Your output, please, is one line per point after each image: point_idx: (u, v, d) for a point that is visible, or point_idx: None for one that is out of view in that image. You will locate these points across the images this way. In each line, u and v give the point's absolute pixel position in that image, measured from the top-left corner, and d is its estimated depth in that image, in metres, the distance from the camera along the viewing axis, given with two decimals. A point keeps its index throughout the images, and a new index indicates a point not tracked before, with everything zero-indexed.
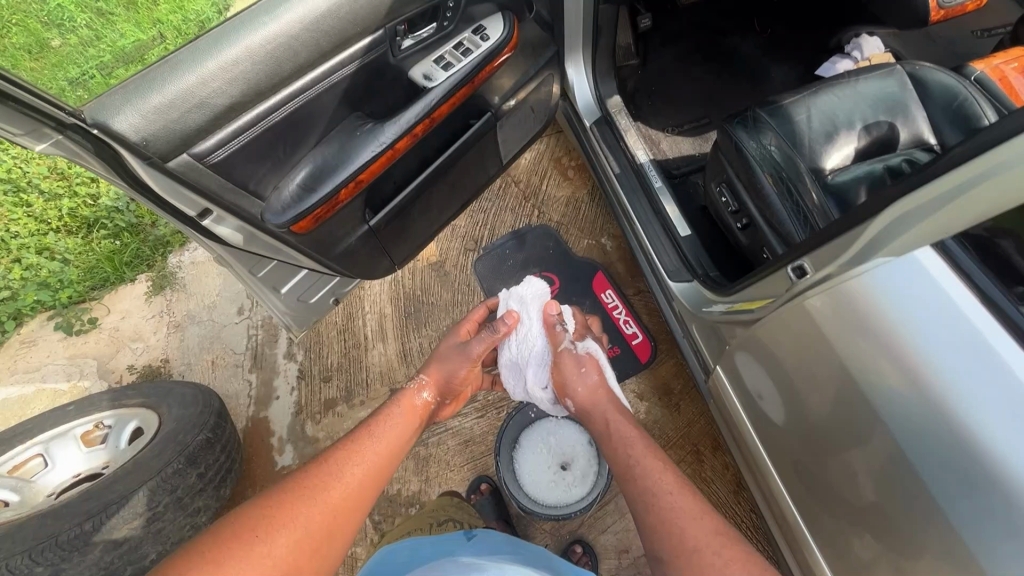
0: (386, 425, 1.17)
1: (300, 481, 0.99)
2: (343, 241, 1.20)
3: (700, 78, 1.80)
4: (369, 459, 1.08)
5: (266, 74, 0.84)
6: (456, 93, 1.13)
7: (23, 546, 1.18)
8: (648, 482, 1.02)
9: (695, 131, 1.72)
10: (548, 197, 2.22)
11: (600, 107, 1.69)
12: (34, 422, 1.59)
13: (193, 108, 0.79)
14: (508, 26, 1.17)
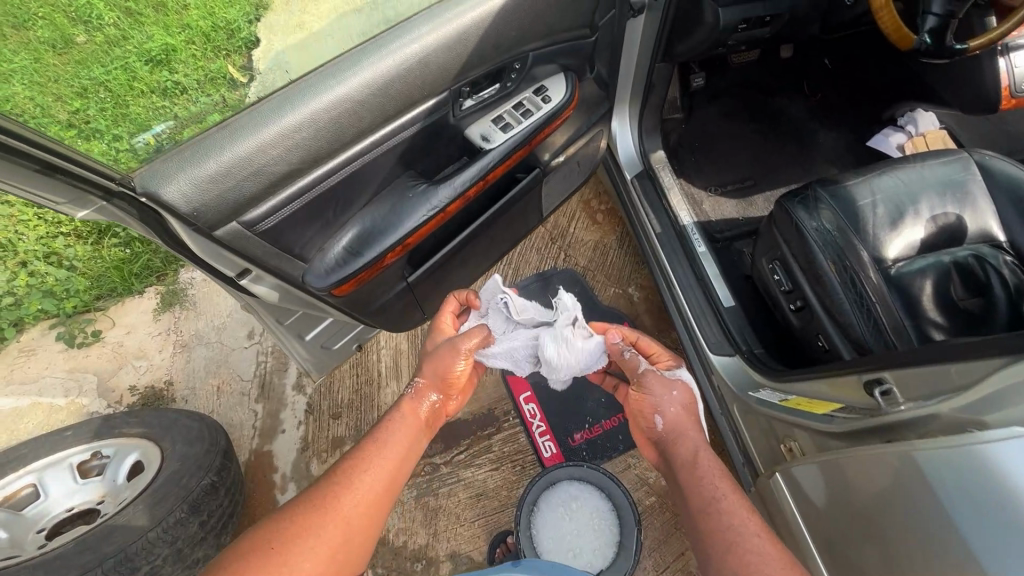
0: (392, 426, 1.06)
1: (313, 494, 0.93)
2: (381, 298, 1.14)
3: (746, 137, 1.75)
4: (377, 464, 0.99)
5: (327, 141, 0.79)
6: (512, 155, 1.07)
7: None
8: (732, 525, 0.87)
9: (739, 192, 1.67)
10: (576, 240, 2.17)
11: (643, 161, 1.64)
12: (28, 449, 1.50)
13: (249, 175, 0.73)
14: (570, 87, 1.12)
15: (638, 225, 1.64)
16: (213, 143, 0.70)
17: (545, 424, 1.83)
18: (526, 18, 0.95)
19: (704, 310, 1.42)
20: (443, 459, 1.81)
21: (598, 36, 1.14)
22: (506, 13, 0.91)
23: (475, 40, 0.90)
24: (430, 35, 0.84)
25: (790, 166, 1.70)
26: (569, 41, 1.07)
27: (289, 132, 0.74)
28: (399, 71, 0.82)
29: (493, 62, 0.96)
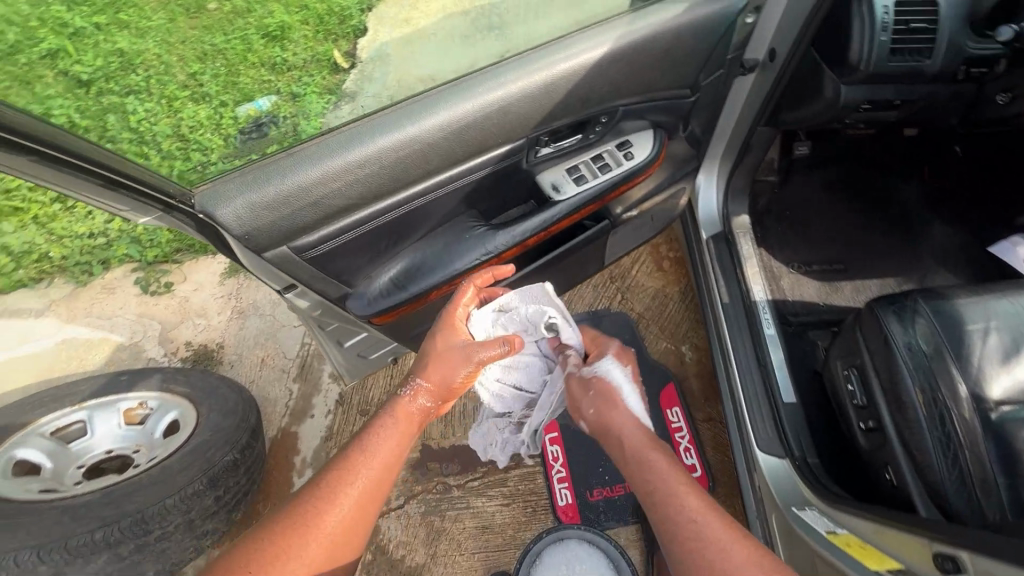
0: (381, 433, 0.95)
1: (292, 509, 0.87)
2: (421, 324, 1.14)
3: (844, 215, 1.60)
4: (363, 477, 0.90)
5: (389, 179, 0.77)
6: (580, 210, 1.02)
7: (35, 540, 1.19)
8: (680, 508, 0.81)
9: (823, 276, 1.52)
10: (635, 285, 2.07)
11: (723, 223, 1.54)
12: (84, 387, 1.61)
13: (305, 205, 0.72)
14: (657, 146, 1.05)
15: (704, 289, 1.54)
16: (276, 170, 0.70)
17: (565, 471, 1.76)
18: (622, 74, 0.89)
19: (759, 400, 1.30)
20: (456, 482, 1.79)
21: (697, 97, 1.06)
22: (601, 67, 0.86)
23: (562, 91, 0.84)
24: (513, 83, 0.80)
25: (890, 257, 1.53)
26: (665, 100, 1.00)
27: (352, 166, 0.73)
28: (474, 116, 0.79)
29: (578, 114, 0.91)
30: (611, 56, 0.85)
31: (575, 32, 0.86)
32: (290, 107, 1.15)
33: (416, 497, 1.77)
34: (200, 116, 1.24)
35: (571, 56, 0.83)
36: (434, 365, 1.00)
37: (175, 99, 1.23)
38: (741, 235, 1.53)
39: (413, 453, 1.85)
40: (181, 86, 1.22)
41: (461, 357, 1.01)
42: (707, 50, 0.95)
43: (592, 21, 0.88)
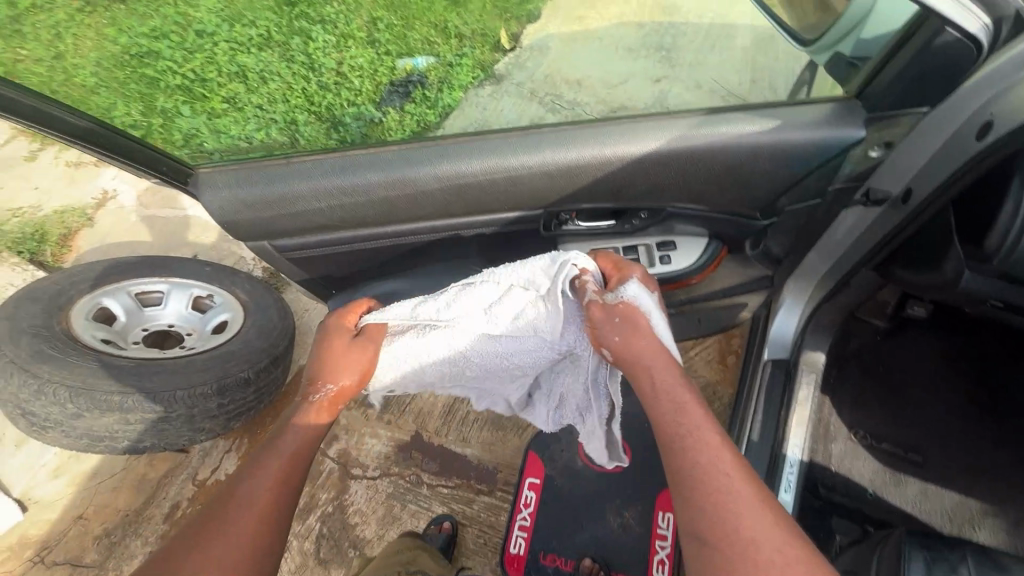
0: (283, 426, 0.92)
1: (184, 530, 0.77)
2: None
3: (949, 402, 1.29)
4: (273, 463, 0.86)
5: (389, 200, 1.03)
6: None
7: (73, 381, 1.44)
8: (701, 458, 0.72)
9: (888, 460, 1.25)
10: (687, 367, 1.89)
11: (792, 351, 1.32)
12: (174, 266, 1.81)
13: (313, 206, 1.02)
14: (703, 255, 1.17)
15: (737, 418, 1.35)
16: (287, 184, 1.01)
17: (529, 521, 1.69)
18: (673, 174, 0.99)
19: None
20: (430, 480, 1.82)
21: (773, 219, 1.12)
22: (639, 163, 0.97)
23: (586, 177, 0.99)
24: (533, 159, 0.98)
25: (988, 475, 1.22)
26: (720, 214, 1.08)
27: (348, 187, 1.00)
28: (474, 176, 1.00)
29: (603, 197, 1.04)
30: (655, 155, 0.96)
31: (635, 122, 0.99)
32: (441, 74, 1.17)
33: (389, 476, 1.85)
34: (358, 58, 1.13)
35: (611, 150, 0.96)
36: (338, 361, 1.01)
37: (351, 39, 1.12)
38: (804, 373, 1.30)
39: (405, 436, 1.90)
40: (355, 27, 1.12)
41: (363, 349, 1.03)
42: (786, 172, 0.99)
43: (671, 115, 0.98)
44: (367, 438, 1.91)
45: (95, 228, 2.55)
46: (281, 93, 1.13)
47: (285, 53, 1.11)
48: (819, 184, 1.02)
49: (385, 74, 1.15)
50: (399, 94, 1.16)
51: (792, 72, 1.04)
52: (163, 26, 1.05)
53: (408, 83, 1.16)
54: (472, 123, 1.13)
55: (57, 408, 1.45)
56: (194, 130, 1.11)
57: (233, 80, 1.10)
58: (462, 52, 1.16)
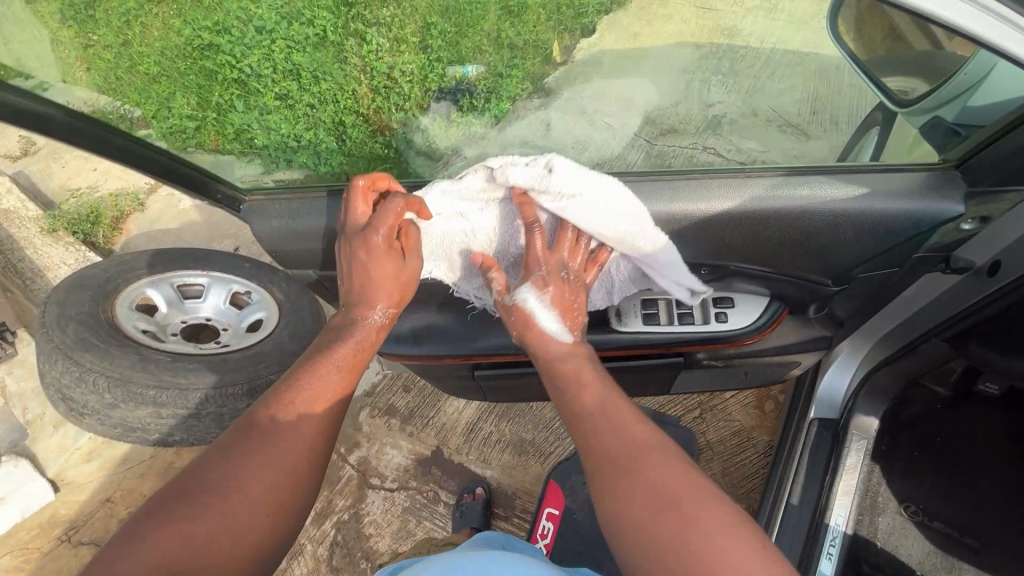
0: (320, 361, 1.01)
1: (244, 426, 0.90)
2: (448, 374, 1.47)
3: (1013, 485, 1.19)
4: (325, 383, 0.98)
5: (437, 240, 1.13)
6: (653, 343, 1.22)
7: (113, 372, 1.49)
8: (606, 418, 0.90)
9: (941, 542, 1.15)
10: (722, 408, 1.82)
11: (842, 412, 1.25)
12: (216, 258, 1.81)
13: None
14: (765, 312, 1.17)
15: (775, 482, 1.25)
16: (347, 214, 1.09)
17: (546, 553, 1.64)
18: (739, 236, 1.02)
19: None
20: (448, 499, 1.80)
21: (844, 285, 1.09)
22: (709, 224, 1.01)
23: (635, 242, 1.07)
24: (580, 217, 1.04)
25: None
26: (789, 276, 1.08)
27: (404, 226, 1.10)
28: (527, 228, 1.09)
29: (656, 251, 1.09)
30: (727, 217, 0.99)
31: (696, 180, 0.99)
32: (492, 84, 0.96)
33: (407, 490, 1.83)
34: (410, 64, 0.93)
35: (678, 210, 1.00)
36: (379, 279, 1.05)
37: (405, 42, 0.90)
38: (856, 439, 1.22)
39: (427, 450, 1.89)
40: (409, 32, 0.90)
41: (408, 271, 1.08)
42: (871, 246, 0.99)
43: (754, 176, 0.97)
44: (389, 448, 1.91)
45: (145, 214, 2.64)
46: (335, 96, 0.99)
47: (339, 55, 0.93)
48: (900, 253, 1.00)
49: (434, 82, 0.96)
50: (448, 101, 0.99)
51: (858, 116, 0.93)
52: (228, 19, 0.91)
53: (457, 91, 0.98)
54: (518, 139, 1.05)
55: (95, 397, 1.50)
56: (247, 125, 1.05)
57: (285, 76, 0.96)
58: (514, 61, 0.92)
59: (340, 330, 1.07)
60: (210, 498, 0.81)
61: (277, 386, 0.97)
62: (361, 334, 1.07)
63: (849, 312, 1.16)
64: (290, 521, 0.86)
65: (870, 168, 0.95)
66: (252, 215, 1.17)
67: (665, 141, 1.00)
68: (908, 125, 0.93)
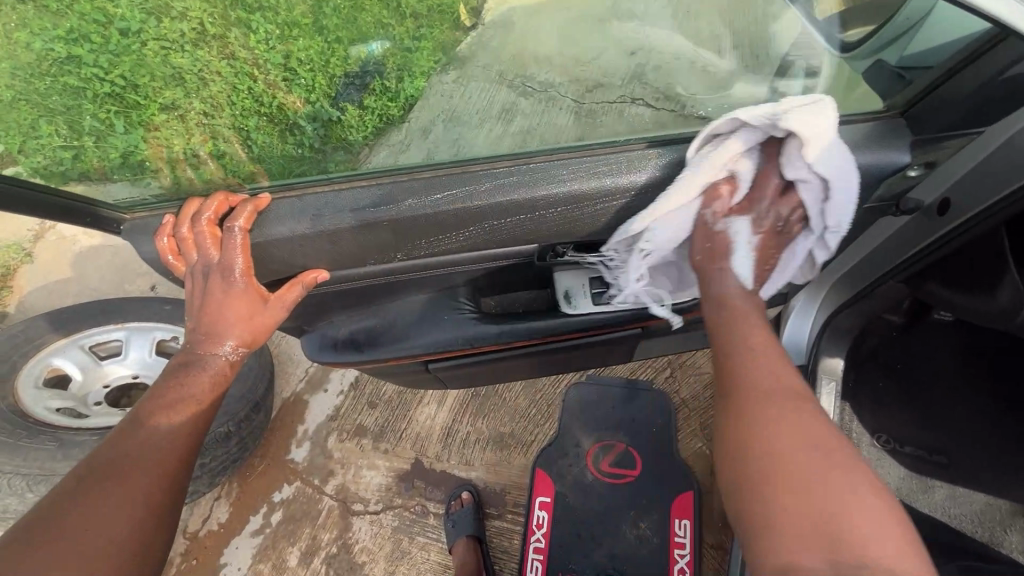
0: (168, 390, 0.97)
1: (92, 465, 0.82)
2: (400, 374, 1.35)
3: (969, 399, 1.24)
4: (176, 415, 0.93)
5: (356, 245, 1.02)
6: (606, 320, 1.21)
7: (29, 469, 1.32)
8: (748, 368, 0.82)
9: (913, 464, 1.21)
10: (690, 364, 1.84)
11: (811, 356, 1.26)
12: (129, 310, 1.63)
13: (284, 252, 1.02)
14: None
15: None
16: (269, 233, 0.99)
17: (544, 542, 1.63)
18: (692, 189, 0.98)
19: None
20: (436, 509, 1.75)
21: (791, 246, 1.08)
22: (647, 184, 0.99)
23: (584, 222, 1.04)
24: (505, 192, 0.98)
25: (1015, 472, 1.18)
26: None
27: (326, 232, 0.99)
28: (470, 214, 1.00)
29: (608, 222, 1.05)
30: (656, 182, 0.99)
31: (626, 151, 1.00)
32: (401, 61, 1.01)
33: (393, 509, 1.76)
34: (311, 54, 0.93)
35: (614, 177, 0.98)
36: (234, 317, 1.03)
37: (296, 28, 0.91)
38: (827, 382, 1.23)
39: (405, 464, 1.82)
40: (299, 14, 0.91)
41: (266, 317, 1.06)
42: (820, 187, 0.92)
43: (670, 140, 1.00)
44: (365, 469, 1.82)
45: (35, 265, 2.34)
46: (237, 97, 0.93)
47: (224, 48, 0.88)
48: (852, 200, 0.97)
49: (338, 65, 0.96)
50: (356, 86, 0.99)
51: (778, 50, 1.01)
52: (80, 26, 0.81)
53: (365, 74, 0.99)
54: (440, 116, 1.06)
55: (16, 499, 1.33)
56: (133, 147, 0.93)
57: (170, 84, 0.88)
58: (421, 33, 1.00)
59: (181, 371, 1.01)
60: (64, 536, 0.72)
61: (122, 422, 0.91)
62: (209, 375, 1.02)
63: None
64: (160, 550, 0.80)
65: None
66: (139, 234, 1.01)
67: (593, 98, 1.07)
68: (853, 71, 0.95)
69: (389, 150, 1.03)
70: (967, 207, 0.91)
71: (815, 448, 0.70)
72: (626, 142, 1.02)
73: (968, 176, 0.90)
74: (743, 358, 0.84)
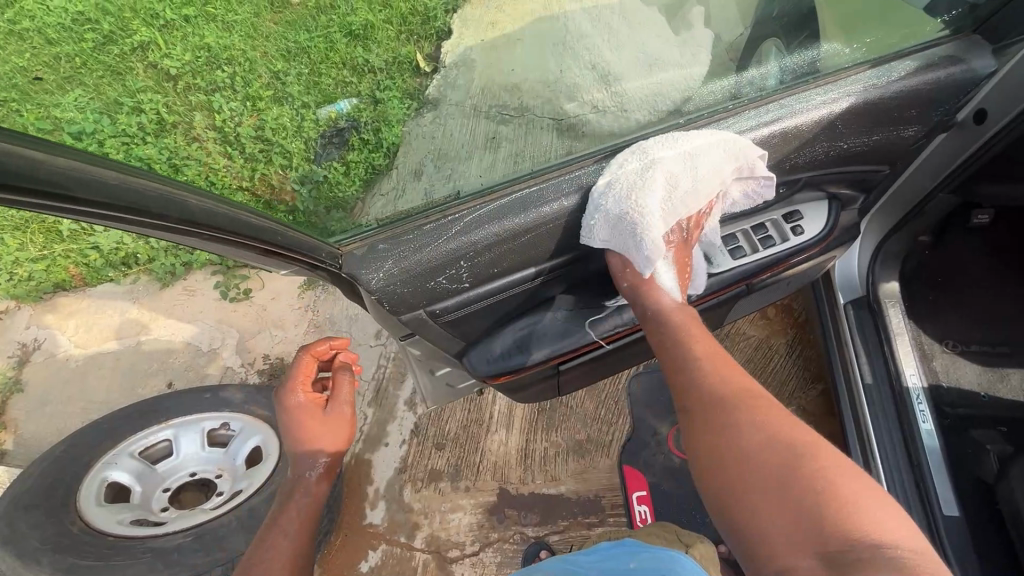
0: (270, 530, 0.95)
1: None
2: (530, 387, 1.33)
3: (1011, 297, 1.41)
4: (286, 545, 0.93)
5: (526, 249, 1.09)
6: (745, 276, 1.22)
7: None
8: (699, 372, 0.86)
9: (984, 359, 1.37)
10: (735, 331, 1.92)
11: (865, 288, 1.40)
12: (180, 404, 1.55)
13: (489, 256, 1.06)
14: (828, 222, 1.25)
15: (837, 360, 1.40)
16: (373, 288, 1.02)
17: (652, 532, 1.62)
18: (847, 122, 1.09)
19: (909, 506, 1.18)
20: (535, 534, 1.70)
21: (893, 166, 1.22)
22: (792, 135, 1.08)
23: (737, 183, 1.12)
24: (706, 146, 1.06)
25: None
26: (843, 166, 1.17)
27: (509, 233, 1.04)
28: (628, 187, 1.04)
29: (769, 166, 1.11)
30: (800, 127, 1.08)
31: (787, 97, 1.09)
32: (371, 113, 1.15)
33: (492, 545, 1.70)
34: (282, 119, 1.16)
35: (769, 124, 1.06)
36: (307, 436, 1.05)
37: (257, 101, 1.16)
38: (888, 304, 1.37)
39: (491, 497, 1.76)
40: (258, 89, 1.14)
41: (340, 419, 1.09)
42: (947, 93, 1.08)
43: (830, 80, 1.09)
44: (451, 513, 1.75)
45: (25, 393, 2.12)
46: (203, 176, 1.20)
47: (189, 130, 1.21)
48: (937, 112, 1.11)
49: (311, 128, 1.14)
50: (334, 145, 1.14)
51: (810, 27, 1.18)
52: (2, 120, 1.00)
53: (342, 130, 1.14)
54: (429, 155, 1.19)
55: None
56: None
57: None
58: (386, 86, 1.16)
59: (287, 492, 1.02)
60: None
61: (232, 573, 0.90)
62: (307, 497, 1.01)
63: (878, 198, 1.31)
64: None
65: (887, 58, 1.09)
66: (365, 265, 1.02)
67: (576, 111, 1.20)
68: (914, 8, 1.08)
69: (384, 198, 1.17)
70: (1006, 109, 1.05)
71: (787, 442, 0.70)
72: (779, 88, 1.12)
73: (1001, 82, 1.05)
74: (696, 369, 0.87)
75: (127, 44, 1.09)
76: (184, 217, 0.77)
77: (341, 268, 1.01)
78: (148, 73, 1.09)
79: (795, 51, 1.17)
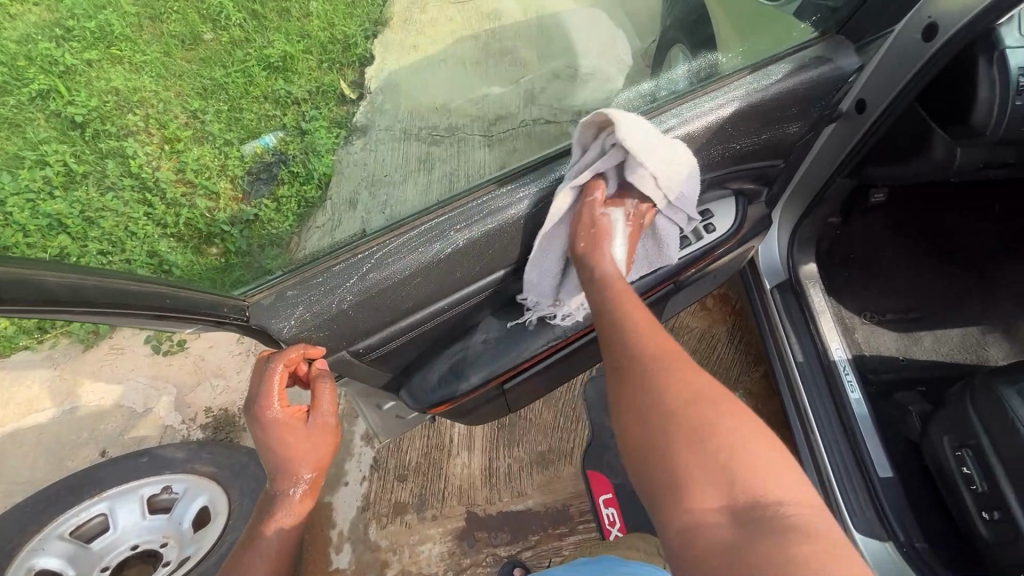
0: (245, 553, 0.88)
1: None
2: (480, 408, 1.33)
3: (912, 269, 1.55)
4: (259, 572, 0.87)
5: (460, 275, 1.09)
6: (667, 276, 1.27)
7: None
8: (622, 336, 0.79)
9: (901, 326, 1.48)
10: (680, 325, 1.98)
11: (788, 271, 1.47)
12: (113, 472, 1.44)
13: (413, 284, 1.04)
14: (737, 214, 1.32)
15: (772, 340, 1.47)
16: (284, 338, 0.96)
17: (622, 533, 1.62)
18: (736, 125, 1.15)
19: (847, 474, 1.24)
20: (507, 553, 1.68)
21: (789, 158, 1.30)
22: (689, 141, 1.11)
23: None
24: None
25: (964, 308, 1.51)
26: (741, 165, 1.24)
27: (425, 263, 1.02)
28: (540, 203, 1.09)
29: None
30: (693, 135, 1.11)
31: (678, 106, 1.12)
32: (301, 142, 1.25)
33: (465, 572, 1.67)
34: (205, 158, 1.23)
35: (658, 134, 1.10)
36: (287, 454, 0.92)
37: (175, 144, 1.26)
38: (809, 285, 1.45)
39: (459, 522, 1.73)
40: (180, 130, 1.26)
41: (323, 431, 0.96)
42: (820, 91, 1.17)
43: (712, 87, 1.14)
44: (420, 545, 1.71)
45: None
46: (121, 230, 1.20)
47: (105, 180, 1.24)
48: (821, 105, 1.19)
49: (237, 164, 1.21)
50: (264, 181, 1.18)
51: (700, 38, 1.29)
52: None
53: (270, 162, 1.21)
54: (361, 184, 1.17)
55: None
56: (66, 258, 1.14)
57: (56, 234, 1.21)
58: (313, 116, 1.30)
59: (265, 510, 0.93)
60: None
61: None
62: (289, 516, 0.93)
63: (783, 189, 1.40)
64: None
65: (766, 61, 1.16)
66: (275, 312, 0.94)
67: (501, 128, 1.24)
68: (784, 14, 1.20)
69: (319, 231, 1.09)
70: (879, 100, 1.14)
71: (710, 416, 0.64)
72: (671, 97, 1.17)
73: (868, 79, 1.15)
74: (615, 338, 0.80)
75: (27, 94, 1.27)
76: (41, 298, 0.68)
77: (248, 320, 0.92)
78: (53, 122, 1.24)
79: (695, 58, 1.27)
